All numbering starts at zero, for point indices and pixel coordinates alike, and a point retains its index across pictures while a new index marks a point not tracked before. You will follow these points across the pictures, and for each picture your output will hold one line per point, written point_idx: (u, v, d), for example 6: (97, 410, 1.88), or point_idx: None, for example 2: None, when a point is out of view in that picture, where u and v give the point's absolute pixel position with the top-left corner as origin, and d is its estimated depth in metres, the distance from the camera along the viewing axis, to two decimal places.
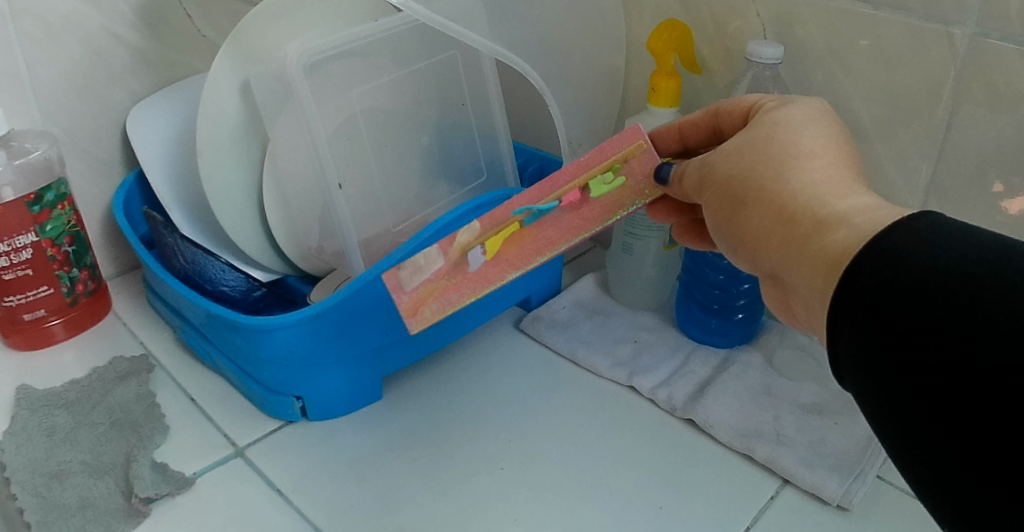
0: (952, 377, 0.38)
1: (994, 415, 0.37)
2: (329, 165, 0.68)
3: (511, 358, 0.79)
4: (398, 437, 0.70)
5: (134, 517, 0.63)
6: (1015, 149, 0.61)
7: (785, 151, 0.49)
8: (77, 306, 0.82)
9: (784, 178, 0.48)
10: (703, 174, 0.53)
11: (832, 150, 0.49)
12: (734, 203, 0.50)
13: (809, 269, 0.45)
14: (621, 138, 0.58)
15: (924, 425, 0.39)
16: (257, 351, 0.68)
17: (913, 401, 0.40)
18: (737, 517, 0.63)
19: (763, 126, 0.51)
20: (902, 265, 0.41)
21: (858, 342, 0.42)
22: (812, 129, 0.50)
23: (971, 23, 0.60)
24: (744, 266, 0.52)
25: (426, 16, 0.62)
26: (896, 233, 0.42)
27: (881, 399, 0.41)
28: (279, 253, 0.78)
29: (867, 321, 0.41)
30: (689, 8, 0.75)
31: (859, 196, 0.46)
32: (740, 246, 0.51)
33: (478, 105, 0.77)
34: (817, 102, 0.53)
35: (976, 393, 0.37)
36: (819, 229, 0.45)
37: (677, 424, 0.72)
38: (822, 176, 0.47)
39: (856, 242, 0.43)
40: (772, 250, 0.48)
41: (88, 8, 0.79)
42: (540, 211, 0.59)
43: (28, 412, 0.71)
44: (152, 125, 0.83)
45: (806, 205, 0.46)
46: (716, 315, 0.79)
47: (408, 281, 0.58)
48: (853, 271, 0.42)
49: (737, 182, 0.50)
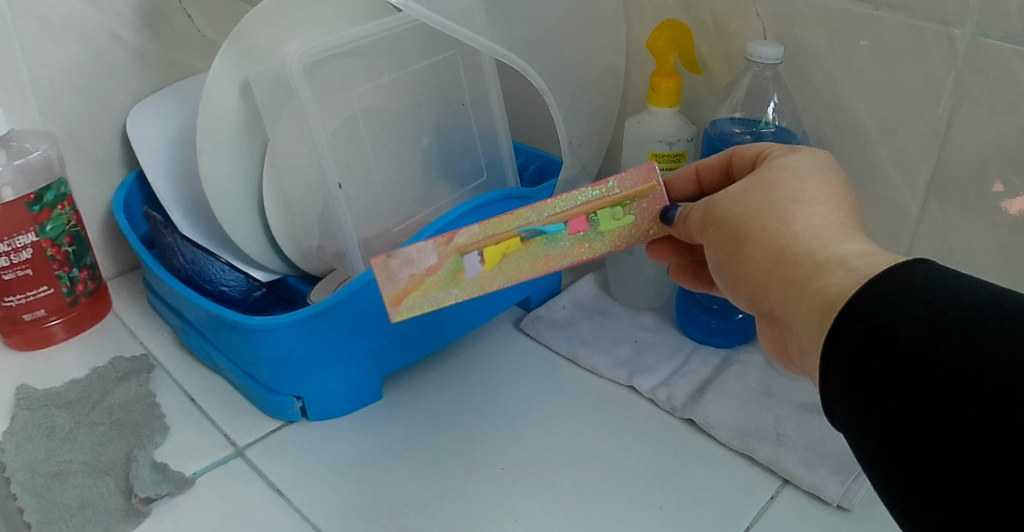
0: (943, 424, 0.38)
1: (984, 463, 0.36)
2: (328, 166, 0.68)
3: (511, 357, 0.79)
4: (399, 437, 0.70)
5: (133, 517, 0.63)
6: (1015, 150, 0.61)
7: (788, 196, 0.50)
8: (77, 306, 0.81)
9: (786, 221, 0.48)
10: (705, 212, 0.53)
11: (835, 198, 0.49)
12: (733, 242, 0.50)
13: (806, 311, 0.45)
14: (637, 175, 0.59)
15: (916, 470, 0.39)
16: (257, 351, 0.68)
17: (904, 446, 0.40)
18: (737, 517, 0.63)
19: (769, 168, 0.52)
20: (894, 309, 0.40)
21: (851, 387, 0.41)
22: (814, 176, 0.51)
23: (971, 23, 0.60)
24: (743, 304, 0.52)
25: (426, 16, 0.62)
26: (892, 277, 0.42)
27: (871, 440, 0.41)
28: (280, 253, 0.78)
29: (858, 366, 0.41)
30: (689, 8, 0.75)
31: (857, 242, 0.46)
32: (739, 284, 0.51)
33: (478, 105, 0.77)
34: (822, 153, 0.54)
35: (966, 440, 0.37)
36: (817, 271, 0.45)
37: (677, 423, 0.72)
38: (824, 221, 0.47)
39: (853, 285, 0.43)
40: (771, 290, 0.48)
41: (87, 8, 0.79)
42: (545, 231, 0.57)
43: (28, 412, 0.71)
44: (152, 126, 0.83)
45: (805, 248, 0.46)
46: (716, 315, 0.78)
47: (396, 271, 0.55)
48: (847, 313, 0.42)
49: (737, 222, 0.50)
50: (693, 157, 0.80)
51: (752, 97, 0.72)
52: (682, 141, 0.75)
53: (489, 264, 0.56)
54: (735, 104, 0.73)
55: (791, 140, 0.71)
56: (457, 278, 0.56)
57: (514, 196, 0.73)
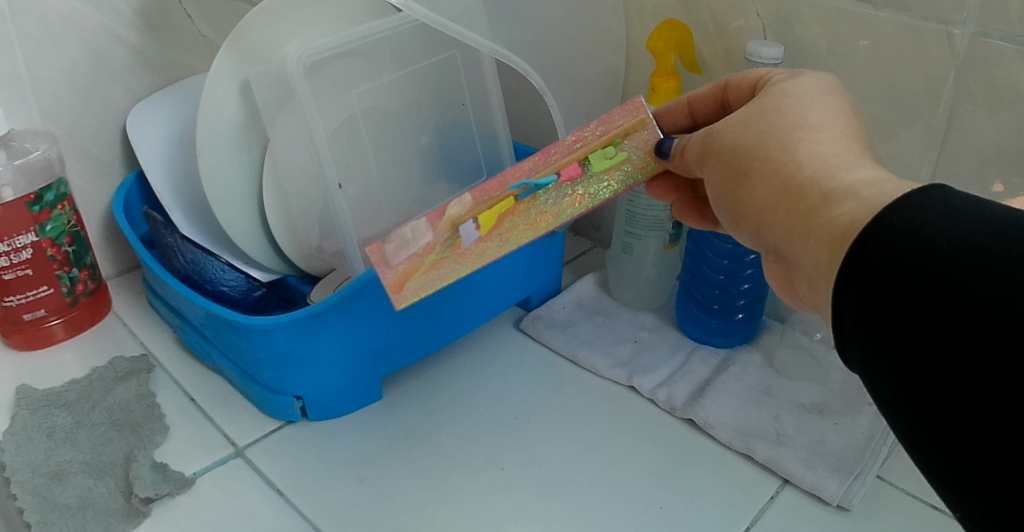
0: (961, 355, 0.37)
1: (1002, 394, 0.35)
2: (329, 165, 0.68)
3: (511, 357, 0.79)
4: (397, 437, 0.70)
5: (134, 517, 0.63)
6: (1015, 149, 0.61)
7: (791, 123, 0.49)
8: (77, 306, 0.82)
9: (790, 149, 0.48)
10: (704, 144, 0.53)
11: (841, 124, 0.49)
12: (736, 176, 0.50)
13: (815, 246, 0.44)
14: (622, 112, 0.57)
15: (932, 406, 0.38)
16: (257, 351, 0.68)
17: (921, 381, 0.38)
18: (737, 517, 0.63)
19: (771, 96, 0.51)
20: (911, 238, 0.39)
21: (864, 322, 0.41)
22: (820, 102, 0.50)
23: (971, 23, 0.60)
24: (747, 240, 0.52)
25: (427, 16, 0.62)
26: (906, 206, 0.41)
27: (887, 378, 0.40)
28: (279, 253, 0.78)
29: (871, 297, 0.40)
30: (689, 8, 0.75)
31: (866, 169, 0.45)
32: (742, 218, 0.51)
33: (478, 105, 0.77)
34: (826, 77, 0.53)
35: (985, 371, 0.36)
36: (825, 202, 0.45)
37: (677, 424, 0.72)
38: (829, 148, 0.47)
39: (863, 216, 0.42)
40: (776, 224, 0.48)
41: (87, 8, 0.79)
42: (537, 186, 0.56)
43: (28, 412, 0.71)
44: (152, 126, 0.84)
45: (812, 178, 0.46)
46: (716, 315, 0.79)
47: (394, 255, 0.56)
48: (860, 244, 0.41)
49: (740, 153, 0.50)
50: None
51: None
52: None
53: (486, 228, 0.55)
54: None
55: None
56: (455, 248, 0.55)
57: None
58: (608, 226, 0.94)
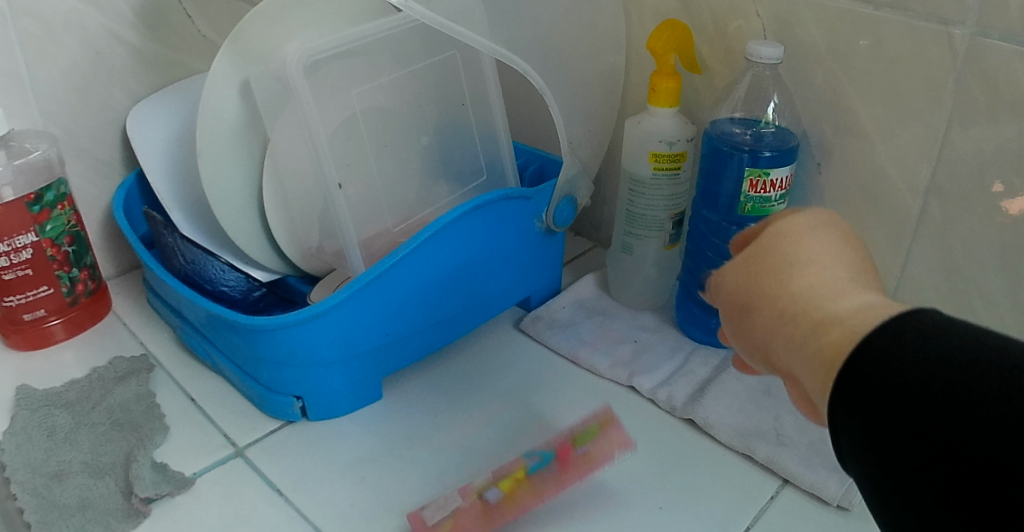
0: (956, 475, 0.36)
1: (997, 507, 0.34)
2: (328, 165, 0.68)
3: (511, 357, 0.79)
4: (397, 437, 0.70)
5: (134, 517, 0.63)
6: (1015, 150, 0.61)
7: (782, 262, 0.45)
8: (77, 306, 0.81)
9: (782, 295, 0.44)
10: (713, 276, 0.49)
11: (835, 257, 0.45)
12: (743, 310, 0.46)
13: (812, 373, 0.42)
14: None
15: (928, 518, 0.37)
16: (258, 351, 0.68)
17: (914, 504, 0.37)
18: (738, 517, 0.63)
19: (767, 229, 0.47)
20: (903, 371, 0.38)
21: (859, 447, 0.39)
22: (814, 240, 0.45)
23: (971, 23, 0.60)
24: (757, 367, 0.48)
25: (427, 16, 0.62)
26: (907, 323, 0.39)
27: (881, 490, 0.39)
28: (279, 253, 0.78)
29: (861, 408, 0.39)
30: (689, 8, 0.76)
31: (857, 299, 0.42)
32: (759, 355, 0.47)
33: (478, 105, 0.77)
34: (823, 213, 0.47)
35: (981, 494, 0.35)
36: (815, 333, 0.42)
37: (677, 423, 0.72)
38: (824, 286, 0.43)
39: (853, 341, 0.40)
40: (780, 349, 0.44)
41: (88, 8, 0.79)
42: None
43: (27, 412, 0.71)
44: (153, 126, 0.84)
45: (802, 334, 0.43)
46: (716, 315, 0.79)
47: None
48: (852, 366, 0.40)
49: (740, 286, 0.46)
50: (694, 158, 0.80)
51: (752, 97, 0.72)
52: (682, 140, 0.76)
53: None
54: (735, 104, 0.73)
55: (790, 140, 0.70)
56: None
57: (515, 196, 0.75)
58: (609, 226, 0.94)
